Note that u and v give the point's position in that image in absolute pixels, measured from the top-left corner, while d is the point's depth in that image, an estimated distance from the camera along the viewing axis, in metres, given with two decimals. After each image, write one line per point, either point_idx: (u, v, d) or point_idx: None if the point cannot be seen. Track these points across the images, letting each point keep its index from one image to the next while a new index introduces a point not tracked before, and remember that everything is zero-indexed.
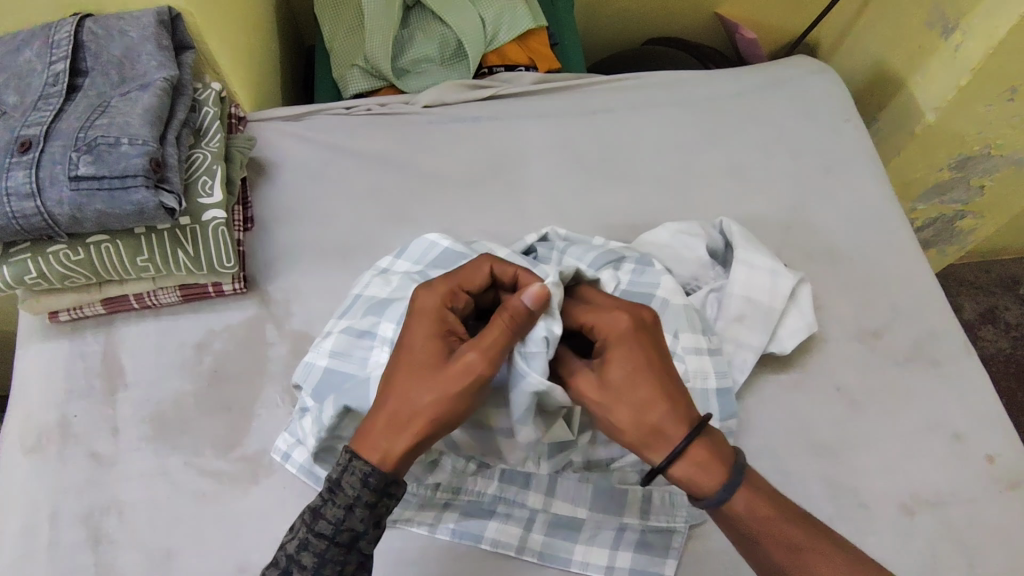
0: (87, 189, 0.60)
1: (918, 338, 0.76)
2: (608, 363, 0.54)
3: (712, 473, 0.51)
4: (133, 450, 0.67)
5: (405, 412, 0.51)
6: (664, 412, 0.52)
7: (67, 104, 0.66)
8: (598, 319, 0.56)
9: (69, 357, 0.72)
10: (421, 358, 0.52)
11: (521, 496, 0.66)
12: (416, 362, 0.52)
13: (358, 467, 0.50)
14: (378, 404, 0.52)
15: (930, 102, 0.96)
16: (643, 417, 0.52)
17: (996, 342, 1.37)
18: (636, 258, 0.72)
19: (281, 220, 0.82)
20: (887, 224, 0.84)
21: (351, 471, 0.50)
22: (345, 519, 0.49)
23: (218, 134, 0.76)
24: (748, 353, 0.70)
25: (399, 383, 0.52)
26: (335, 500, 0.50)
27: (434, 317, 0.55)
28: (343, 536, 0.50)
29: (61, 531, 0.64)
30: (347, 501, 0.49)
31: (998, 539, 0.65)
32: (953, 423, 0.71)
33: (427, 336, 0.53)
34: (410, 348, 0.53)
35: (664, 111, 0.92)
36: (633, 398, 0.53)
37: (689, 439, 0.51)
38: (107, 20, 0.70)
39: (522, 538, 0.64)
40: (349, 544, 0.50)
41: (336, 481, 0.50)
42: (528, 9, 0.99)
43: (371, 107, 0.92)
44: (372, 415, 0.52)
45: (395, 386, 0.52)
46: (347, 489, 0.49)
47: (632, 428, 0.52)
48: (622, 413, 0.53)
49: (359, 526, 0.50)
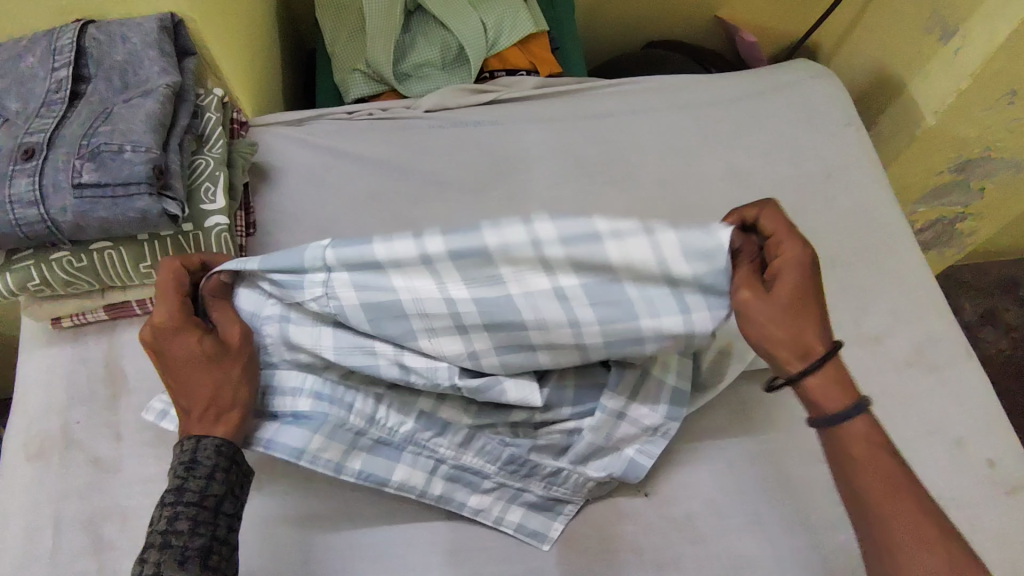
0: (91, 197, 0.61)
1: (918, 343, 0.76)
2: (781, 278, 0.52)
3: (841, 393, 0.53)
4: (136, 456, 0.68)
5: (226, 392, 0.58)
6: (817, 330, 0.53)
7: (70, 111, 0.66)
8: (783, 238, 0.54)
9: (72, 363, 0.72)
10: (203, 356, 0.58)
11: (496, 480, 0.66)
12: (195, 360, 0.58)
13: (208, 444, 0.56)
14: (195, 405, 0.57)
15: (930, 106, 0.96)
16: (802, 332, 0.53)
17: (996, 344, 1.38)
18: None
19: (283, 225, 0.82)
20: (888, 229, 0.84)
21: (206, 449, 0.55)
22: (210, 487, 0.54)
23: (220, 140, 0.76)
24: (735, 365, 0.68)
25: (204, 380, 0.58)
26: (193, 476, 0.54)
27: (179, 322, 0.58)
28: (212, 499, 0.54)
29: (63, 537, 0.64)
30: (207, 472, 0.55)
31: (998, 544, 0.65)
32: (954, 428, 0.71)
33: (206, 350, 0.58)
34: (182, 353, 0.58)
35: (665, 116, 0.92)
36: (805, 317, 0.52)
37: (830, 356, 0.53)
38: (109, 26, 0.70)
39: (505, 511, 0.65)
40: (218, 504, 0.54)
41: (194, 462, 0.55)
42: (530, 14, 1.00)
43: (373, 112, 0.92)
44: (205, 418, 0.57)
45: (203, 383, 0.58)
46: (204, 462, 0.55)
47: (790, 339, 0.53)
48: (785, 326, 0.52)
49: (223, 490, 0.55)
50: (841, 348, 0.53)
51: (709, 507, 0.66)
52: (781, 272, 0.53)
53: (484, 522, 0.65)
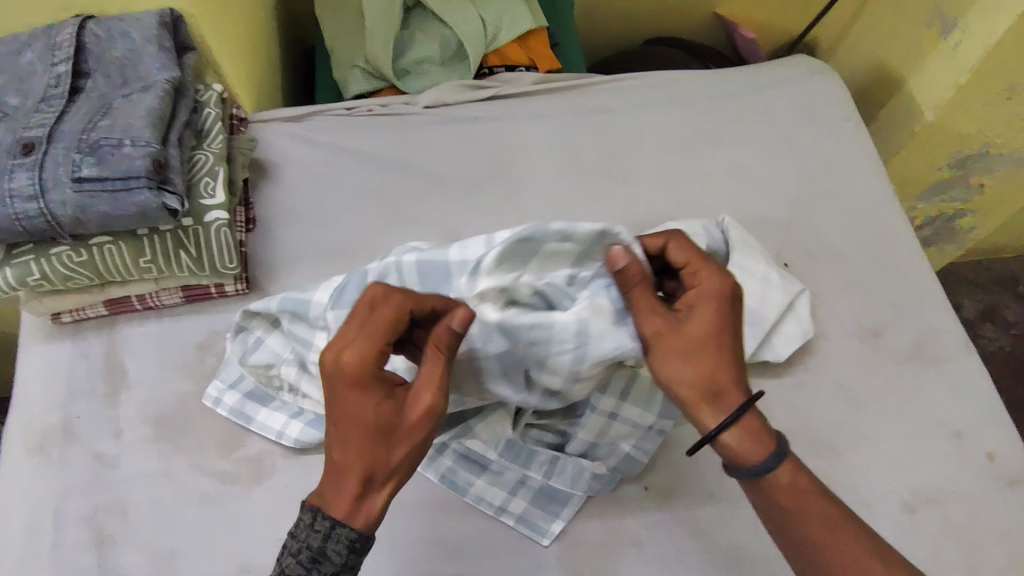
0: (91, 190, 0.61)
1: (918, 336, 0.76)
2: (683, 319, 0.52)
3: (760, 448, 0.52)
4: (136, 451, 0.67)
5: (377, 470, 0.49)
6: (729, 378, 0.52)
7: (70, 106, 0.66)
8: (696, 270, 0.54)
9: (72, 358, 0.72)
10: (377, 419, 0.50)
11: (500, 465, 0.67)
12: (375, 421, 0.50)
13: (343, 537, 0.49)
14: (340, 475, 0.50)
15: (930, 101, 0.96)
16: (716, 381, 0.52)
17: (996, 340, 1.38)
18: None
19: (283, 220, 0.82)
20: (888, 224, 0.84)
21: (334, 539, 0.49)
22: None
23: (220, 135, 0.76)
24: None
25: (360, 446, 0.49)
26: (320, 569, 0.49)
27: (367, 373, 0.49)
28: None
29: (64, 532, 0.64)
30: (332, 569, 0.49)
31: (999, 536, 0.66)
32: (955, 421, 0.71)
33: (364, 400, 0.49)
34: (360, 416, 0.49)
35: (664, 111, 0.92)
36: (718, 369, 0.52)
37: (744, 409, 0.52)
38: (108, 22, 0.70)
39: (505, 500, 0.66)
40: None
41: (318, 550, 0.49)
42: (528, 10, 1.00)
43: (372, 108, 0.91)
44: (347, 493, 0.49)
45: (358, 450, 0.49)
46: (332, 557, 0.49)
47: (693, 387, 0.52)
48: (697, 367, 0.52)
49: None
50: (759, 400, 0.52)
51: (709, 499, 0.66)
52: (688, 316, 0.53)
53: (484, 512, 0.65)
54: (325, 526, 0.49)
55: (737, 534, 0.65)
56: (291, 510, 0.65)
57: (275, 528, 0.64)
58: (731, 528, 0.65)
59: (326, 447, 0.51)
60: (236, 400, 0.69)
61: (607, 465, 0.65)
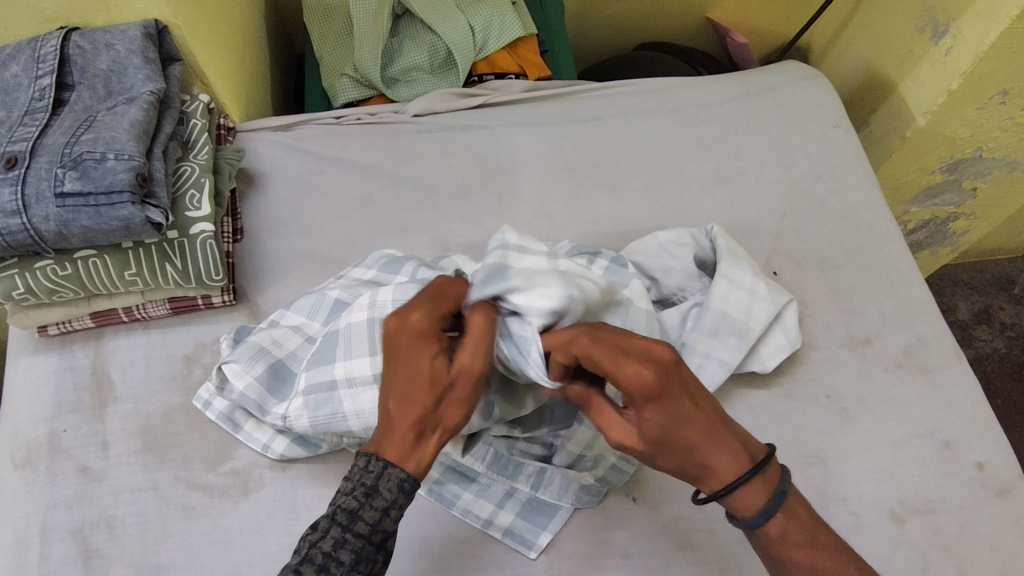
0: (73, 205, 0.60)
1: (907, 344, 0.76)
2: (630, 370, 0.48)
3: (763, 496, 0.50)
4: (123, 465, 0.67)
5: (423, 417, 0.49)
6: (712, 453, 0.49)
7: (53, 119, 0.65)
8: (615, 362, 0.49)
9: (59, 371, 0.72)
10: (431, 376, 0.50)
11: (486, 479, 0.67)
12: (412, 375, 0.50)
13: (393, 473, 0.47)
14: (390, 425, 0.49)
15: (920, 106, 0.96)
16: (696, 470, 0.50)
17: (992, 342, 1.38)
18: (612, 256, 0.73)
19: (272, 231, 0.81)
20: (877, 231, 0.84)
21: (387, 477, 0.47)
22: (379, 522, 0.47)
23: (206, 146, 0.76)
24: (720, 368, 0.70)
25: (419, 399, 0.49)
26: (371, 503, 0.47)
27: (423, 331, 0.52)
28: (378, 534, 0.47)
29: (50, 548, 0.63)
30: (384, 505, 0.47)
31: (986, 547, 0.65)
32: (944, 430, 0.71)
33: (425, 348, 0.51)
34: (409, 363, 0.50)
35: (653, 118, 0.92)
36: (685, 435, 0.49)
37: (751, 475, 0.50)
38: (93, 33, 0.70)
39: (491, 514, 0.65)
40: (381, 542, 0.48)
41: (371, 486, 0.47)
42: (517, 17, 1.00)
43: (361, 117, 0.91)
44: (394, 442, 0.48)
45: (412, 399, 0.49)
46: (384, 492, 0.47)
47: (686, 463, 0.50)
48: (650, 421, 0.48)
49: (393, 526, 0.48)
50: (774, 451, 0.52)
51: (696, 510, 0.66)
52: (641, 362, 0.48)
53: (471, 524, 0.65)
54: (365, 458, 0.48)
55: (725, 546, 0.65)
56: (278, 524, 0.65)
57: (262, 542, 0.64)
58: (717, 539, 0.65)
59: (389, 398, 0.50)
60: (225, 405, 0.69)
61: (595, 475, 0.66)
